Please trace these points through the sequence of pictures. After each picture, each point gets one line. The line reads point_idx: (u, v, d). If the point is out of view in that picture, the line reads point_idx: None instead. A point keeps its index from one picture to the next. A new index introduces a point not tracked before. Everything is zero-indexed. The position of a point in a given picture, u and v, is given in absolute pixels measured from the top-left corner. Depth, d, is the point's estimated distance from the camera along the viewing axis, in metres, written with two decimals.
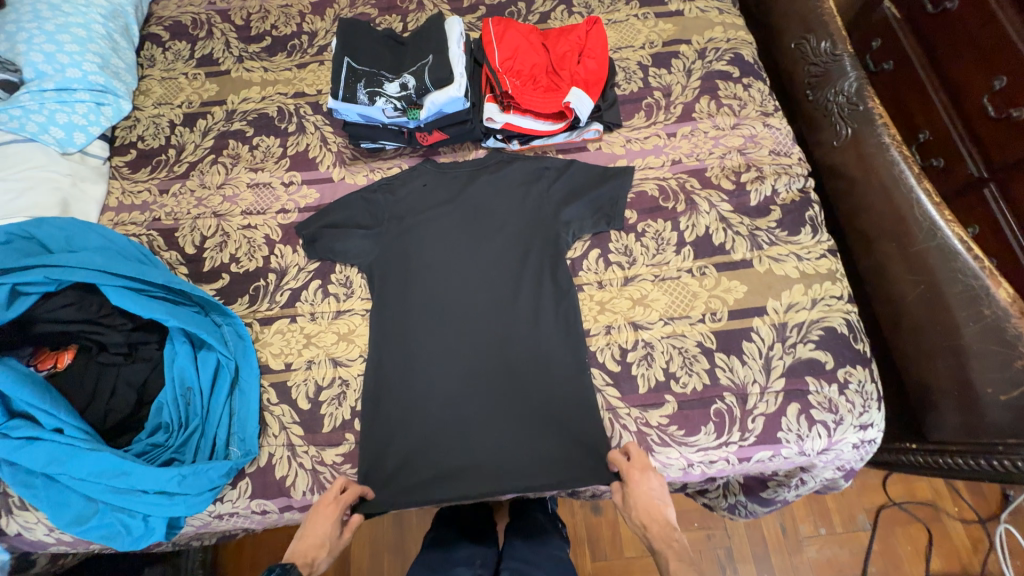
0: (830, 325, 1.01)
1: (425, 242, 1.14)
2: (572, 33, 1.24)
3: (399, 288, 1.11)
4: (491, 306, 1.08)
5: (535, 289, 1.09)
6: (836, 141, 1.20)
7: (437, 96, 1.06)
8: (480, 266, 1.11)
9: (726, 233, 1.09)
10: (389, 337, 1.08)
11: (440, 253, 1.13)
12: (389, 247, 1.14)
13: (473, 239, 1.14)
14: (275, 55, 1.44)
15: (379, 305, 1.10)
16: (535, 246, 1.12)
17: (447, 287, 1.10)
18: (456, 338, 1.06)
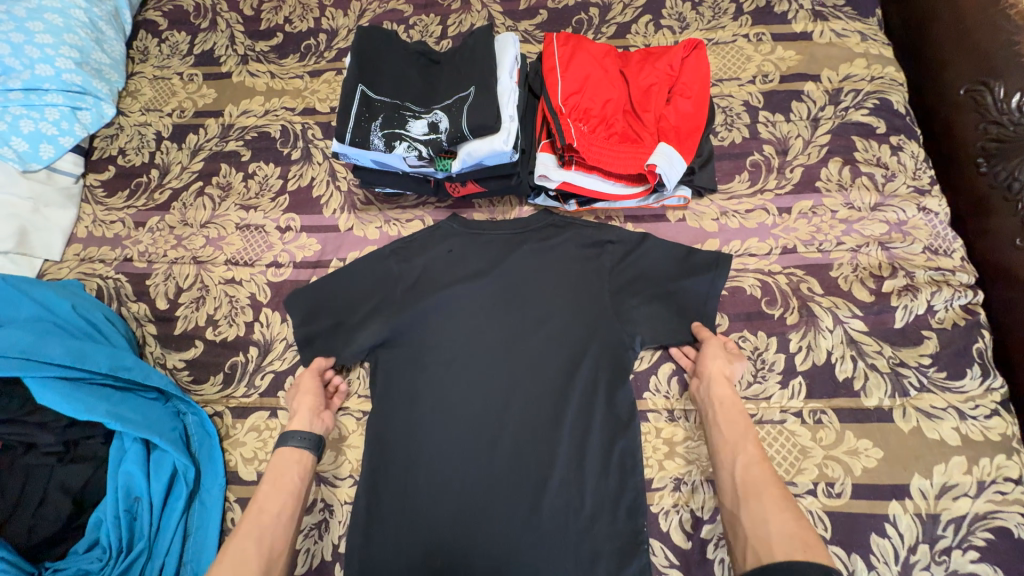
0: (1002, 526, 0.71)
1: (446, 328, 0.87)
2: (662, 58, 0.92)
3: (408, 387, 0.85)
4: (524, 427, 0.81)
5: (584, 410, 0.81)
6: (1020, 240, 0.85)
7: (475, 146, 0.79)
8: (514, 368, 0.84)
9: (855, 365, 0.79)
10: (388, 453, 0.82)
11: (463, 344, 0.86)
12: (399, 329, 0.88)
13: (509, 329, 0.87)
14: (285, 57, 1.18)
15: (381, 406, 0.85)
16: (590, 349, 0.84)
17: (469, 393, 0.83)
18: (473, 466, 0.80)
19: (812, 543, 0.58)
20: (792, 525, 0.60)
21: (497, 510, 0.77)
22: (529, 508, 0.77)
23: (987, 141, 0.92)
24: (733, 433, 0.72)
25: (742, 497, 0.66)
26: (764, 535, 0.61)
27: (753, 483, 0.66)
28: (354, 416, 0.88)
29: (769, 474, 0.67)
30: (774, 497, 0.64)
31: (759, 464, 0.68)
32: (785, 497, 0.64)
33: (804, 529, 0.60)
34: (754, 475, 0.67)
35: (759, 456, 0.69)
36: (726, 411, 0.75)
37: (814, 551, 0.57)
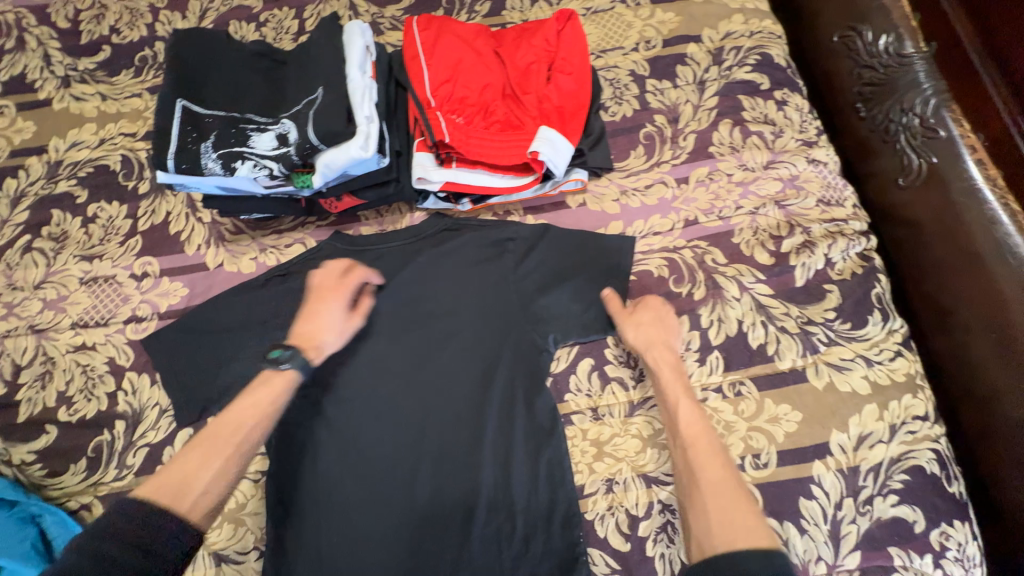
0: (915, 464, 0.72)
1: (344, 360, 0.79)
2: (537, 34, 0.86)
3: (309, 434, 0.76)
4: (442, 459, 0.74)
5: (505, 427, 0.75)
6: (903, 179, 0.89)
7: (331, 155, 0.68)
8: (423, 393, 0.77)
9: (766, 331, 0.77)
10: (297, 513, 0.73)
11: (365, 376, 0.78)
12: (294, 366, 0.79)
13: (412, 352, 0.78)
14: (117, 74, 1.01)
15: (282, 461, 0.75)
16: (502, 361, 0.77)
17: (378, 430, 0.75)
18: (392, 512, 0.72)
19: (754, 530, 0.54)
20: (732, 507, 0.57)
21: (424, 556, 0.70)
22: (456, 538, 0.71)
23: (862, 85, 0.94)
24: (670, 412, 0.68)
25: (685, 485, 0.62)
26: (705, 525, 0.57)
27: (693, 469, 0.62)
28: (248, 479, 0.77)
29: (708, 449, 0.63)
30: (712, 479, 0.60)
31: (697, 440, 0.64)
32: (727, 474, 0.61)
33: (745, 513, 0.56)
34: (694, 458, 0.63)
35: (701, 433, 0.65)
36: (664, 380, 0.71)
37: (755, 536, 0.54)
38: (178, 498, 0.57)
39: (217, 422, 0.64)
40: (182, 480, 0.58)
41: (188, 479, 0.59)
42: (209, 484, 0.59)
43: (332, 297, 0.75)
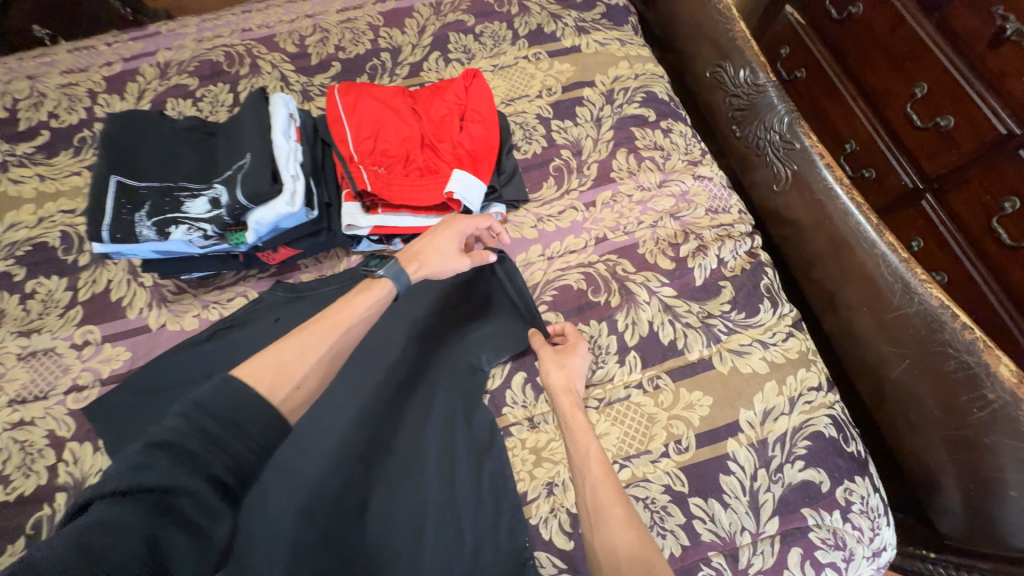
0: (814, 430, 0.81)
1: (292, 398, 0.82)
2: (448, 91, 0.98)
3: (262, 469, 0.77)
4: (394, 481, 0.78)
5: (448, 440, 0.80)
6: (776, 185, 1.04)
7: (261, 212, 0.75)
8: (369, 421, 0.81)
9: (674, 328, 0.87)
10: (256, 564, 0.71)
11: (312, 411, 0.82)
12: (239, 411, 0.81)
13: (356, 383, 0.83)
14: (55, 155, 1.06)
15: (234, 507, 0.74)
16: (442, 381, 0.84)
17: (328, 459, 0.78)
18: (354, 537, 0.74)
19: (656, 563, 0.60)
20: (640, 545, 0.62)
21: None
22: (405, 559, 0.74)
23: (733, 111, 1.11)
24: (579, 455, 0.74)
25: (593, 522, 0.67)
26: (614, 561, 0.61)
27: (601, 508, 0.67)
28: None
29: (612, 487, 0.69)
30: (620, 516, 0.66)
31: (602, 480, 0.70)
32: (627, 512, 0.67)
33: (651, 552, 0.62)
34: (601, 497, 0.68)
35: (604, 473, 0.71)
36: (571, 427, 0.76)
37: None
38: (283, 380, 0.58)
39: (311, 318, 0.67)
40: (285, 366, 0.59)
41: (290, 362, 0.60)
42: (304, 379, 0.59)
43: (450, 231, 0.81)
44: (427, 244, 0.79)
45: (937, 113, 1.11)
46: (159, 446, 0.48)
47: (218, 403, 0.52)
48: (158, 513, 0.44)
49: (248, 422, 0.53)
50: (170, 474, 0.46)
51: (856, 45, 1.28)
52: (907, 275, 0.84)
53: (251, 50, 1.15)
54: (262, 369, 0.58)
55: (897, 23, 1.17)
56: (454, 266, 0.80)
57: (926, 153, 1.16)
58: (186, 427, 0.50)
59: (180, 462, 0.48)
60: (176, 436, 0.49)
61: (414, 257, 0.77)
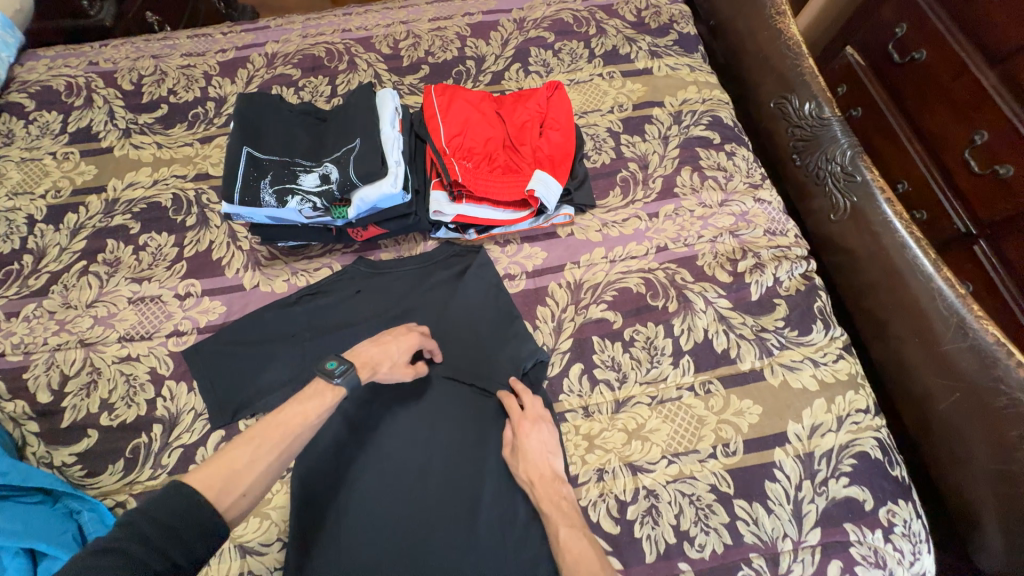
0: (861, 450, 0.84)
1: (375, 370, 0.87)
2: (531, 99, 1.06)
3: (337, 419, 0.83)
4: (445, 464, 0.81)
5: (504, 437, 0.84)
6: (834, 214, 1.08)
7: (367, 191, 0.84)
8: (431, 404, 0.86)
9: (728, 337, 0.91)
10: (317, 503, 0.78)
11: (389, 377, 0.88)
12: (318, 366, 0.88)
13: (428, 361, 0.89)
14: (172, 127, 1.18)
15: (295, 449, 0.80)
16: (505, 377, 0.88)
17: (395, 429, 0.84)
18: (400, 507, 0.78)
19: None
20: None
21: (442, 535, 0.76)
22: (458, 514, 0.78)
23: (795, 141, 1.16)
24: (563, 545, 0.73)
25: None
26: None
27: None
28: None
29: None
30: None
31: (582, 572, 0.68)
32: None
33: None
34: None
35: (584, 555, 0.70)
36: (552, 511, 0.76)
37: None
38: (225, 491, 0.57)
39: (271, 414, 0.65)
40: (234, 476, 0.58)
41: (241, 468, 0.59)
42: (251, 486, 0.59)
43: (412, 339, 0.82)
44: (380, 350, 0.79)
45: (997, 161, 1.14)
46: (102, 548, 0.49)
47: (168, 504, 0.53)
48: None
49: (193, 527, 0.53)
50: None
51: (916, 89, 1.33)
52: (963, 310, 0.87)
53: (350, 48, 1.27)
54: (213, 473, 0.58)
55: (961, 71, 1.21)
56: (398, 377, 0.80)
57: (981, 200, 1.19)
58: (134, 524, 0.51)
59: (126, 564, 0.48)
60: (109, 537, 0.50)
61: (364, 364, 0.76)
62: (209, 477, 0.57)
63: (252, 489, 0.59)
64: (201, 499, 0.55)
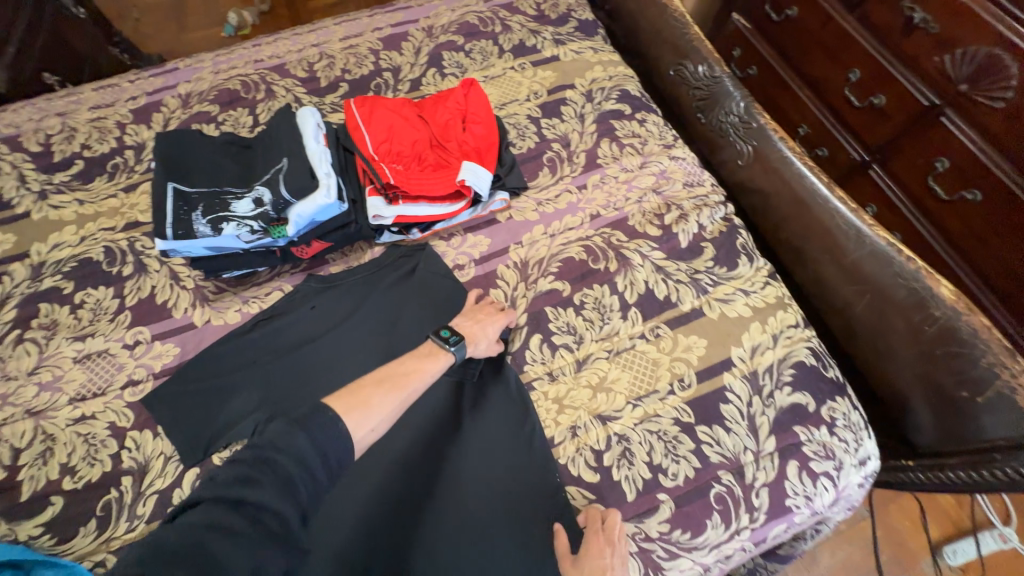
0: (797, 360, 0.93)
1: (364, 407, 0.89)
2: (449, 98, 1.11)
3: (370, 493, 0.82)
4: (459, 501, 0.81)
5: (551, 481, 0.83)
6: (741, 160, 1.18)
7: (301, 206, 0.86)
8: (457, 459, 0.85)
9: (667, 284, 0.99)
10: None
11: (409, 430, 0.88)
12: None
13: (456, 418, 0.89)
14: (91, 181, 1.15)
15: (333, 529, 0.78)
16: (539, 419, 0.89)
17: (436, 494, 0.82)
18: (388, 497, 0.82)
19: None
20: None
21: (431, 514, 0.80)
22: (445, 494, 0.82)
23: (696, 101, 1.27)
24: None
25: None
26: None
27: None
28: None
29: None
30: None
31: None
32: None
33: None
34: None
35: None
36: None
37: None
38: (363, 418, 0.68)
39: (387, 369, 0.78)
40: (366, 409, 0.70)
41: (371, 405, 0.70)
42: (377, 424, 0.70)
43: (501, 317, 0.93)
44: (477, 326, 0.90)
45: (869, 94, 1.35)
46: (265, 460, 0.58)
47: (315, 429, 0.62)
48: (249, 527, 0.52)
49: (332, 454, 0.62)
50: (274, 492, 0.55)
51: (794, 43, 1.52)
52: (858, 223, 1.00)
53: (265, 78, 1.28)
54: (350, 403, 0.69)
55: (827, 19, 1.40)
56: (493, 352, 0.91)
57: (865, 129, 1.40)
58: (284, 445, 0.59)
59: (278, 483, 0.56)
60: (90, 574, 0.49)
61: (469, 336, 0.88)
62: (351, 405, 0.69)
63: (379, 426, 0.70)
64: (335, 420, 0.65)
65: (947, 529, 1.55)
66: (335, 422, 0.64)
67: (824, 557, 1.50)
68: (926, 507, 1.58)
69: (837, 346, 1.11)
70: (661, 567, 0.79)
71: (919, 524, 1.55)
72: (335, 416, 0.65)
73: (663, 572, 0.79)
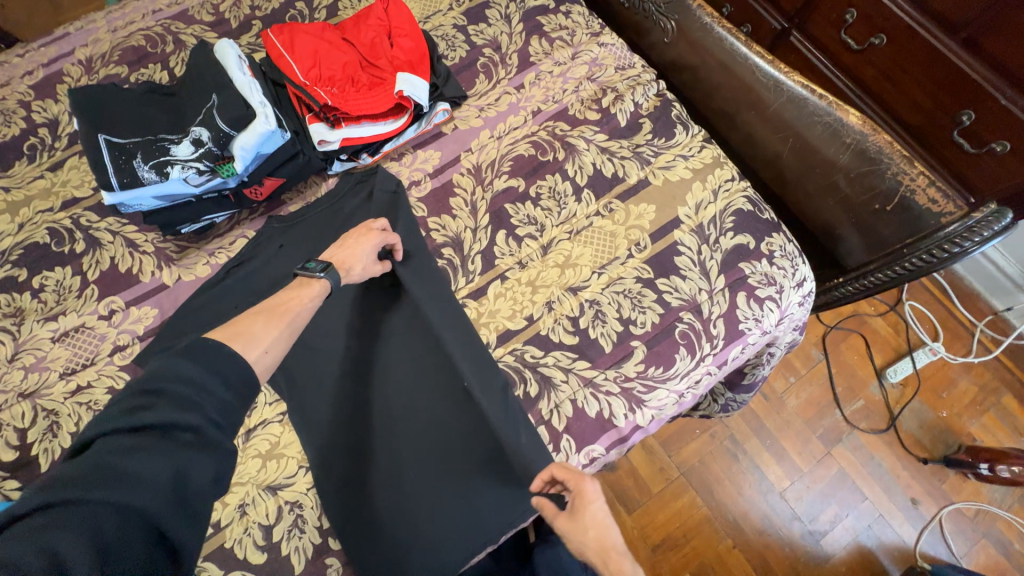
0: (736, 208, 1.03)
1: (351, 331, 0.97)
2: (370, 16, 1.08)
3: (368, 402, 0.93)
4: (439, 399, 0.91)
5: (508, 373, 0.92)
6: (667, 38, 1.22)
7: (244, 138, 0.86)
8: (431, 363, 0.93)
9: (612, 163, 1.06)
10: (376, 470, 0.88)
11: (388, 345, 0.96)
12: (325, 365, 0.95)
13: (408, 347, 0.95)
14: (11, 167, 1.09)
15: (344, 434, 0.90)
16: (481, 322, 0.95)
17: (392, 416, 0.91)
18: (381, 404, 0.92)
19: None
20: None
21: (419, 412, 0.90)
22: (427, 393, 0.92)
23: None
24: None
25: None
26: None
27: None
28: (276, 421, 0.90)
29: None
30: None
31: None
32: None
33: None
34: None
35: None
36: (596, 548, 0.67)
37: None
38: (246, 346, 0.66)
39: (262, 302, 0.75)
40: (247, 338, 0.67)
41: (256, 333, 0.69)
42: (270, 347, 0.69)
43: (376, 237, 0.89)
44: (349, 252, 0.86)
45: None
46: (154, 390, 0.57)
47: (203, 356, 0.62)
48: (159, 441, 0.54)
49: (230, 373, 0.62)
50: (170, 412, 0.56)
51: None
52: (775, 73, 1.06)
53: (169, 28, 1.20)
54: (231, 335, 0.67)
55: None
56: (372, 272, 0.91)
57: None
58: (170, 375, 0.58)
59: (175, 404, 0.57)
60: None
61: (341, 263, 0.84)
62: (233, 335, 0.67)
63: (273, 348, 0.69)
64: (225, 347, 0.64)
65: (888, 354, 1.78)
66: (223, 348, 0.63)
67: (789, 397, 1.71)
68: (870, 340, 1.80)
69: (773, 200, 1.23)
70: (642, 400, 0.91)
71: (865, 355, 1.78)
72: (222, 343, 0.64)
73: (644, 404, 0.91)
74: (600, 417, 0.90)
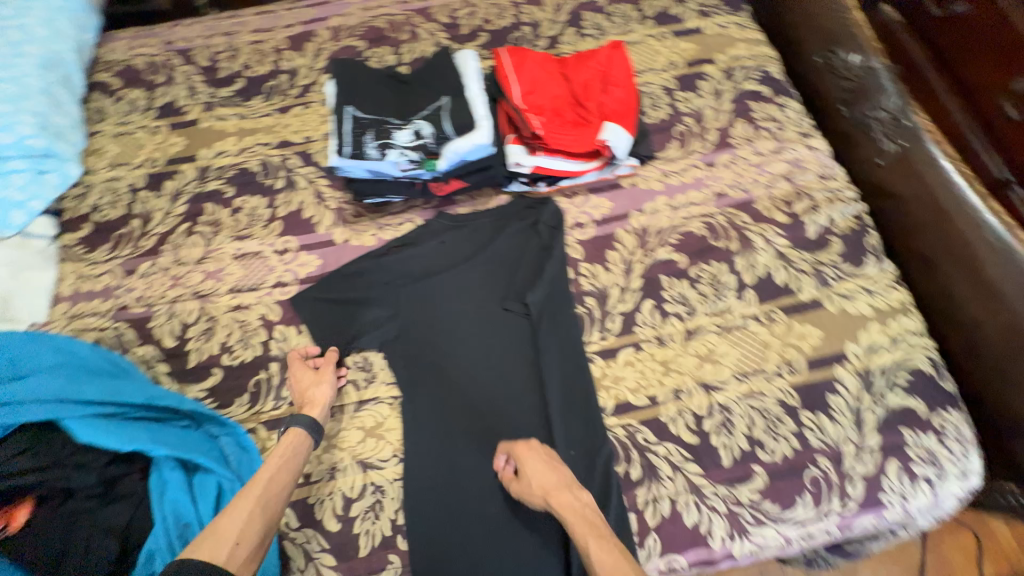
0: (914, 366, 0.92)
1: (472, 337, 0.97)
2: (592, 58, 1.12)
3: (467, 413, 0.93)
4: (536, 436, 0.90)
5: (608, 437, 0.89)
6: (881, 159, 1.13)
7: (459, 143, 0.93)
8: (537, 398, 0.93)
9: (787, 272, 0.99)
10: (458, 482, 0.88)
11: (503, 366, 0.95)
12: (438, 361, 0.96)
13: (522, 381, 0.94)
14: (250, 99, 1.26)
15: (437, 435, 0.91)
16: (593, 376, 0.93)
17: (490, 442, 0.90)
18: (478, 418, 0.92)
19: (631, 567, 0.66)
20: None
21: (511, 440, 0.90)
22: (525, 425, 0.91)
23: (843, 92, 1.21)
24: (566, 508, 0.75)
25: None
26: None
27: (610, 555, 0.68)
28: (386, 403, 0.93)
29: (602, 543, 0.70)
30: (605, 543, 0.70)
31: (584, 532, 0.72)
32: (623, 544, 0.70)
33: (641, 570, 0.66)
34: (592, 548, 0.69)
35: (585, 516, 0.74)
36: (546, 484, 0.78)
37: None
38: (215, 547, 0.67)
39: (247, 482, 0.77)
40: (222, 533, 0.68)
41: (227, 531, 0.69)
42: (242, 533, 0.69)
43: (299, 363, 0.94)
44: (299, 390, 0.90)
45: None
46: None
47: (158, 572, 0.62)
48: None
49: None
50: None
51: None
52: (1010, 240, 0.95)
53: (410, 19, 1.33)
54: (206, 540, 0.67)
55: None
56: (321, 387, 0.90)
57: None
58: None
59: None
60: None
61: (307, 403, 0.88)
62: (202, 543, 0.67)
63: (244, 536, 0.69)
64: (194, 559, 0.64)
65: None
66: (187, 561, 0.63)
67: None
68: None
69: None
70: (746, 531, 0.83)
71: None
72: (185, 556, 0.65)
73: (747, 536, 0.83)
74: (699, 531, 0.83)
